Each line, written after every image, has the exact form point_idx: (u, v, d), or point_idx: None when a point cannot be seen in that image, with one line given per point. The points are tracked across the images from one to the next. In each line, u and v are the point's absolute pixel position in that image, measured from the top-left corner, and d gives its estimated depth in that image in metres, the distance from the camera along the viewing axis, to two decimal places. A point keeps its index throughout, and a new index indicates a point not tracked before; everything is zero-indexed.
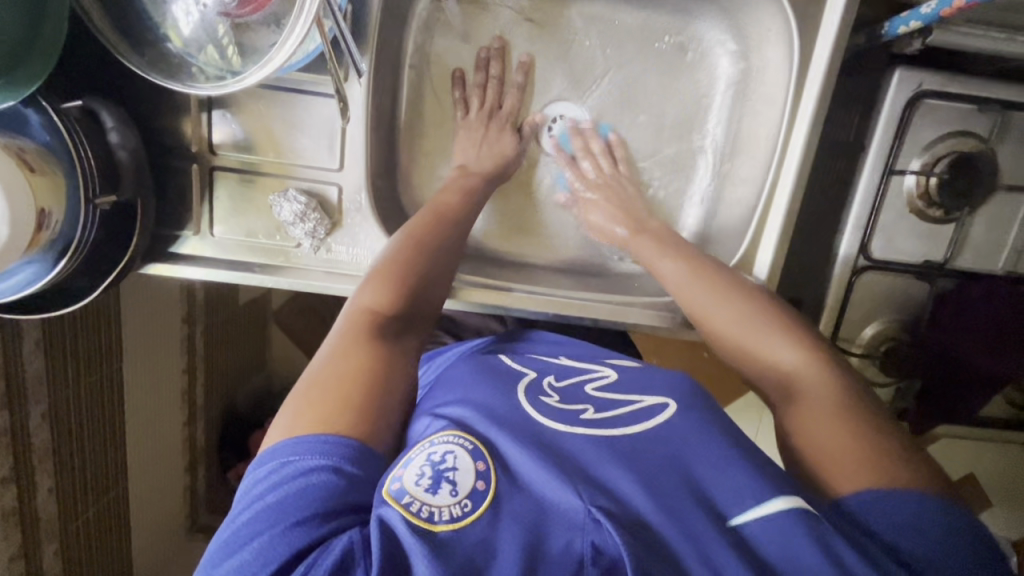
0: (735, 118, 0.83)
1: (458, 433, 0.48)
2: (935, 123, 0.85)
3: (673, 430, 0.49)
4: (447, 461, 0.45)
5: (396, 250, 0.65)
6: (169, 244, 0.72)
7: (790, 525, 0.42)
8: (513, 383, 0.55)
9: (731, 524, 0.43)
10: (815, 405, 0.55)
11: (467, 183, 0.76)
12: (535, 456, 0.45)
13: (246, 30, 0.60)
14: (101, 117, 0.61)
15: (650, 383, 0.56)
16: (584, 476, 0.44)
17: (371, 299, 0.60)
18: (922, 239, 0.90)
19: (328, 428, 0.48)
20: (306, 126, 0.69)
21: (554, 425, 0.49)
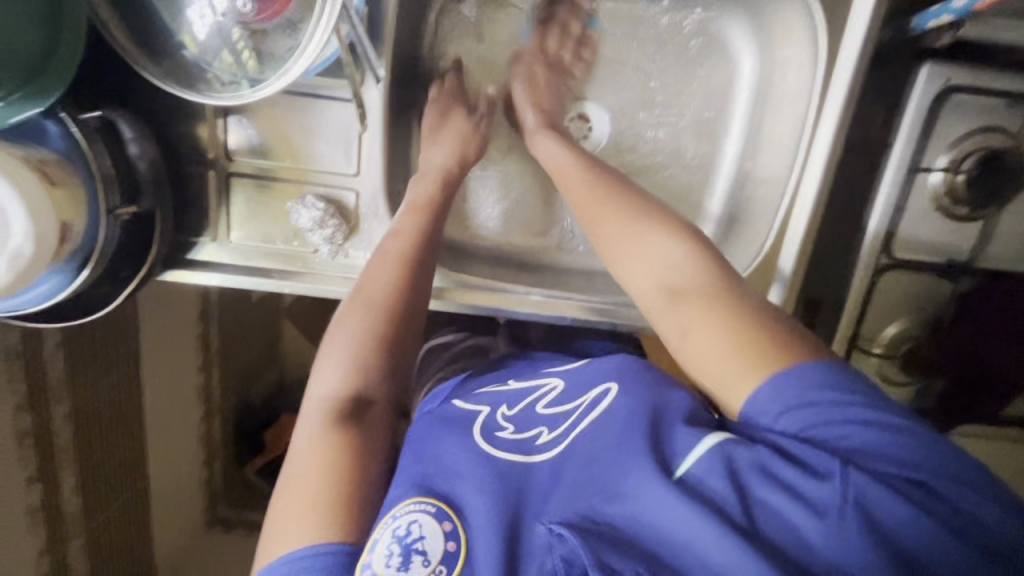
0: (756, 116, 0.81)
1: (421, 497, 0.49)
2: (963, 118, 0.83)
3: (611, 418, 0.51)
4: (412, 531, 0.46)
5: (350, 316, 0.64)
6: (186, 250, 0.72)
7: (712, 458, 0.45)
8: (468, 425, 0.58)
9: (675, 474, 0.44)
10: (700, 305, 0.54)
11: (429, 196, 0.72)
12: (494, 499, 0.47)
13: (263, 36, 0.59)
14: (121, 130, 0.60)
15: (589, 381, 0.59)
16: (547, 506, 0.46)
17: (330, 389, 0.59)
18: (946, 237, 0.88)
19: (310, 539, 0.49)
20: (322, 131, 0.69)
21: (511, 459, 0.52)
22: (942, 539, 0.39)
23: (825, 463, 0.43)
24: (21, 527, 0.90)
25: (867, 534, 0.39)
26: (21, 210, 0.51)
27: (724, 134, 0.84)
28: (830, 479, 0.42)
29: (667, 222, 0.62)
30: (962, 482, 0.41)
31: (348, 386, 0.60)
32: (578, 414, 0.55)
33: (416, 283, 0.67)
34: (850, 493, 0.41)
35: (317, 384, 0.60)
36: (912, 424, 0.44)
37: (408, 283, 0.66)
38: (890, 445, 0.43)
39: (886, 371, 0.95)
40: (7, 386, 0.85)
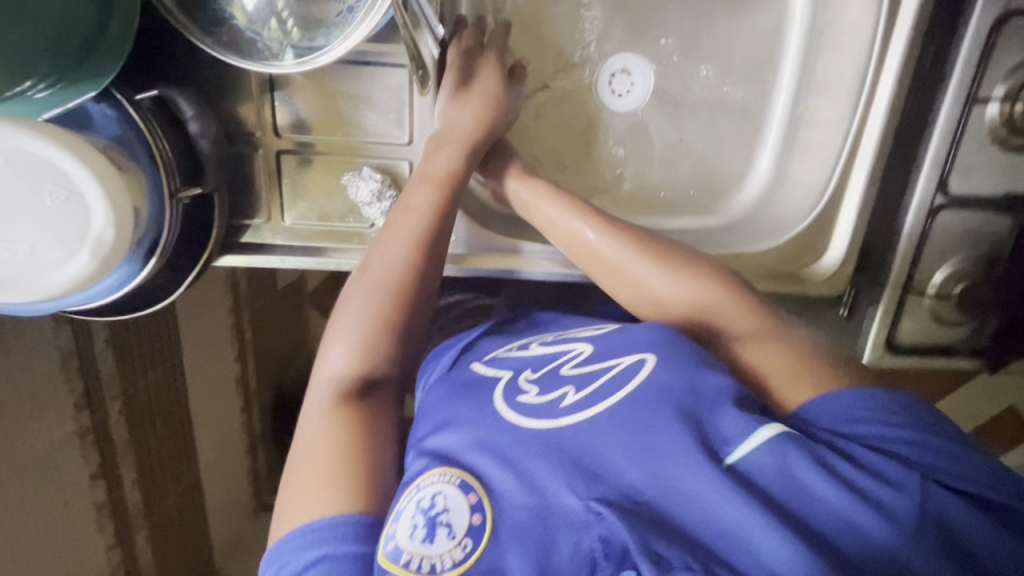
0: (809, 55, 0.78)
1: (445, 468, 0.46)
2: (1021, 45, 0.80)
3: (652, 384, 0.47)
4: (437, 504, 0.44)
5: (358, 294, 0.60)
6: (239, 234, 0.71)
7: (778, 453, 0.41)
8: (489, 392, 0.52)
9: (727, 462, 0.41)
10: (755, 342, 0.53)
11: (442, 166, 0.64)
12: (523, 477, 0.44)
13: (313, 2, 0.57)
14: (179, 107, 0.59)
15: (624, 343, 0.53)
16: (572, 476, 0.43)
17: (336, 367, 0.56)
18: (1002, 170, 0.86)
19: (320, 513, 0.47)
20: (373, 100, 0.66)
21: (537, 426, 0.47)
22: (1005, 543, 0.39)
23: (901, 473, 0.40)
24: (89, 522, 0.92)
25: (942, 546, 0.38)
26: (98, 194, 0.49)
27: (775, 78, 0.81)
28: (904, 488, 0.40)
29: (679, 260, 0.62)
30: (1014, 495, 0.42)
31: (359, 368, 0.56)
32: (608, 375, 0.50)
33: (431, 260, 0.62)
34: (928, 506, 0.39)
35: (327, 360, 0.57)
36: (958, 440, 0.44)
37: (422, 260, 0.62)
38: (939, 454, 0.42)
39: (941, 312, 0.94)
40: (65, 385, 0.85)
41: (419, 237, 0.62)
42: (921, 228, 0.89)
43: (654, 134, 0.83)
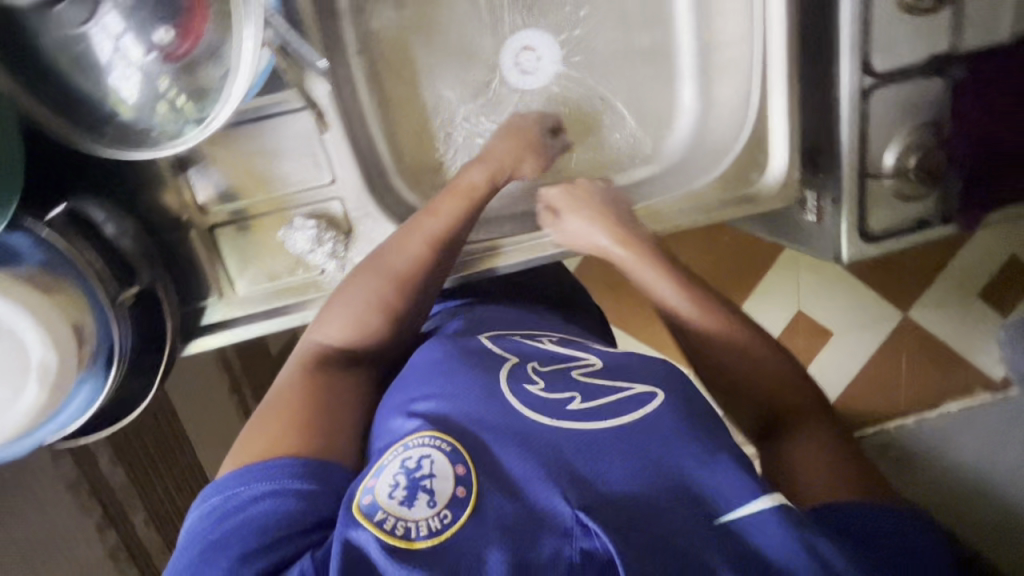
0: None
1: (434, 432, 0.49)
2: None
3: (660, 419, 0.50)
4: (423, 467, 0.46)
5: (360, 281, 0.66)
6: (199, 318, 0.70)
7: (770, 521, 0.44)
8: (494, 371, 0.56)
9: (721, 519, 0.45)
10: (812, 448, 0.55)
11: (469, 187, 0.71)
12: (523, 458, 0.47)
13: (193, 72, 0.56)
14: (91, 215, 0.59)
15: (638, 371, 0.57)
16: (564, 480, 0.45)
17: (326, 336, 0.64)
18: (919, 36, 0.86)
19: (280, 452, 0.52)
20: (283, 151, 0.66)
21: (539, 420, 0.50)
22: None
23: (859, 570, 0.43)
24: None
25: None
26: (31, 325, 0.49)
27: (673, 13, 0.82)
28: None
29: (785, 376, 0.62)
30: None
31: (349, 339, 0.64)
32: (619, 394, 0.53)
33: (440, 258, 0.68)
34: None
35: (320, 329, 0.64)
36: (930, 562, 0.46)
37: (432, 256, 0.68)
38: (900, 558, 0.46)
39: (903, 189, 0.94)
40: (82, 512, 0.85)
41: (432, 237, 0.68)
42: (858, 115, 0.89)
43: (574, 101, 0.83)
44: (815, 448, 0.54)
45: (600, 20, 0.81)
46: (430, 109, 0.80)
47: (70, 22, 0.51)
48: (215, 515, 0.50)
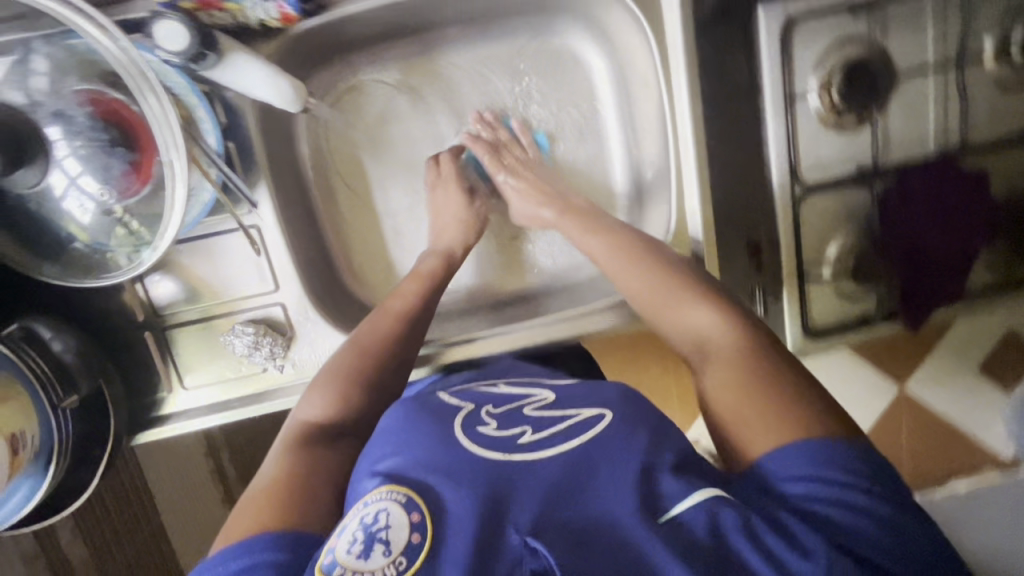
0: (627, 104, 0.86)
1: (393, 486, 0.49)
2: (815, 42, 0.87)
3: (602, 438, 0.52)
4: (379, 520, 0.46)
5: (342, 354, 0.69)
6: (147, 411, 0.75)
7: (705, 509, 0.46)
8: (447, 419, 0.58)
9: (664, 516, 0.46)
10: (734, 373, 0.56)
11: (425, 268, 0.78)
12: (467, 498, 0.47)
13: (140, 202, 0.61)
14: (39, 332, 0.65)
15: (586, 396, 0.59)
16: (516, 507, 0.46)
17: (308, 414, 0.64)
18: (846, 148, 0.91)
19: (254, 528, 0.51)
20: (232, 262, 0.73)
21: (489, 455, 0.52)
22: None
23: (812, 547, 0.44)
24: None
25: None
26: None
27: (605, 130, 0.88)
28: (814, 556, 0.44)
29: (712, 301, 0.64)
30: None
31: (332, 415, 0.65)
32: (567, 422, 0.55)
33: (407, 334, 0.72)
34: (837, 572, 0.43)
35: (301, 410, 0.66)
36: (895, 507, 0.47)
37: (398, 330, 0.72)
38: (857, 514, 0.46)
39: (843, 288, 0.96)
40: None
41: (401, 313, 0.73)
42: (792, 219, 0.93)
43: None
44: (733, 395, 0.55)
45: (540, 135, 0.87)
46: (381, 215, 0.86)
47: (25, 182, 0.58)
48: None
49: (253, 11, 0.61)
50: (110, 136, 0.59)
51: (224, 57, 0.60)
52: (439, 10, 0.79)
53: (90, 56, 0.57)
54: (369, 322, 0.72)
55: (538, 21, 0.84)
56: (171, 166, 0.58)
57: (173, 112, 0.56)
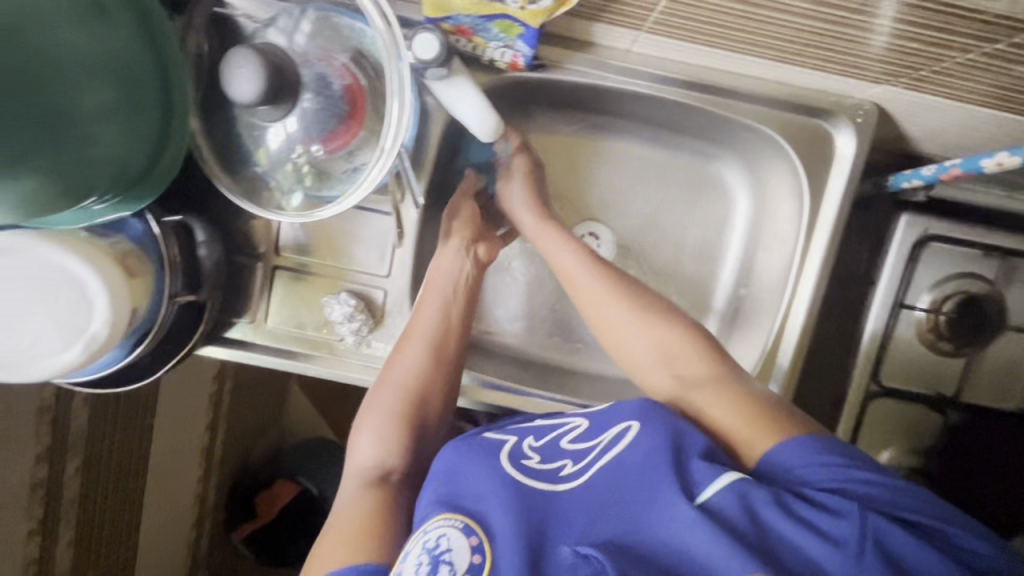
0: (750, 248, 0.89)
1: (451, 513, 0.57)
2: (942, 264, 0.91)
3: (637, 450, 0.58)
4: (441, 544, 0.54)
5: (384, 392, 0.73)
6: (225, 329, 0.79)
7: (734, 492, 0.52)
8: (496, 449, 0.64)
9: (698, 501, 0.52)
10: (714, 393, 0.65)
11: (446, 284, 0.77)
12: (516, 521, 0.53)
13: (325, 158, 0.68)
14: (195, 232, 0.70)
15: (611, 418, 0.64)
16: (563, 526, 0.53)
17: (363, 458, 0.69)
18: (933, 370, 0.93)
19: (344, 561, 0.57)
20: (361, 237, 0.78)
21: (536, 484, 0.58)
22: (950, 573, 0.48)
23: (840, 529, 0.49)
24: None
25: (885, 562, 0.47)
26: (105, 298, 0.54)
27: (721, 261, 0.92)
28: (848, 516, 0.50)
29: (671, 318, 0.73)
30: (957, 526, 0.51)
31: (387, 455, 0.69)
32: (601, 445, 0.61)
33: (438, 366, 0.74)
34: (870, 530, 0.49)
35: (358, 453, 0.70)
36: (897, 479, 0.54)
37: (431, 367, 0.74)
38: (876, 491, 0.53)
39: None
40: (34, 439, 0.94)
41: (429, 345, 0.74)
42: (857, 411, 0.95)
43: None
44: (723, 408, 0.63)
45: (644, 201, 0.92)
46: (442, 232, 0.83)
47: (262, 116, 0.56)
48: None
49: (492, 51, 0.68)
50: (338, 107, 0.66)
51: (451, 74, 0.67)
52: (622, 106, 0.83)
53: (356, 35, 0.66)
54: (398, 355, 0.74)
55: (705, 146, 0.88)
56: (382, 152, 0.64)
57: (407, 95, 0.62)
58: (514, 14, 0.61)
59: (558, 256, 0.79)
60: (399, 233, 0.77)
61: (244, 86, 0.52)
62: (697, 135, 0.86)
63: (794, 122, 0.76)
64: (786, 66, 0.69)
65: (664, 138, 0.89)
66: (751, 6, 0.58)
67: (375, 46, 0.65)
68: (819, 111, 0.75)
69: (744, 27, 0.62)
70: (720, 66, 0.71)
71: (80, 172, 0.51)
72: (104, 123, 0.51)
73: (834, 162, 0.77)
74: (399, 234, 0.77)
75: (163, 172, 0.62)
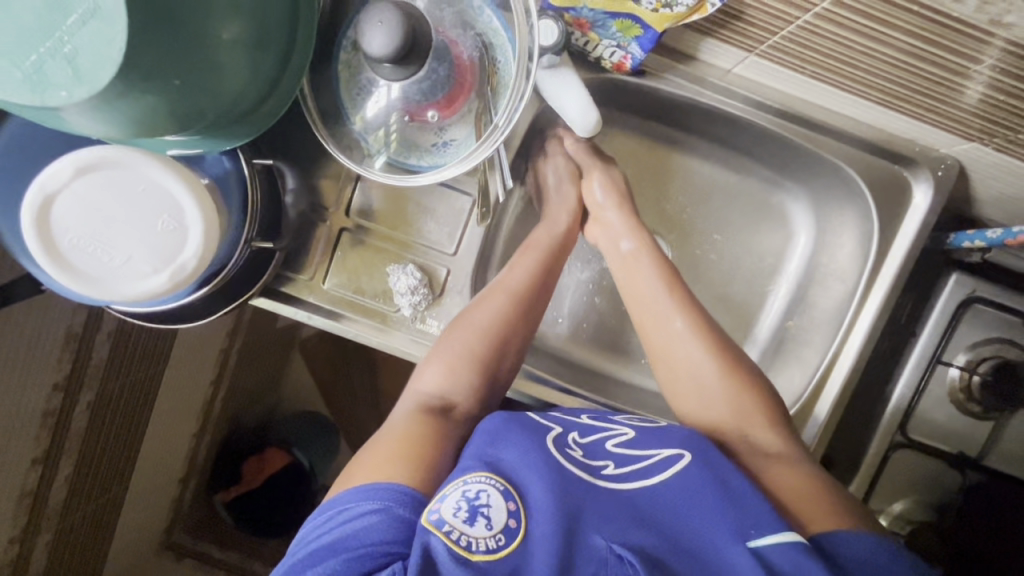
0: (803, 283, 0.90)
1: (490, 472, 0.54)
2: (982, 327, 0.92)
3: (691, 476, 0.57)
4: (481, 498, 0.51)
5: (461, 330, 0.73)
6: (279, 283, 0.77)
7: (795, 554, 0.51)
8: (543, 432, 0.60)
9: (750, 543, 0.52)
10: (790, 470, 0.63)
11: (544, 250, 0.80)
12: (556, 503, 0.52)
13: (416, 128, 0.68)
14: (286, 177, 0.73)
15: (661, 437, 0.63)
16: (602, 520, 0.52)
17: (433, 381, 0.69)
18: (959, 429, 0.95)
19: (385, 477, 0.56)
20: (434, 213, 0.78)
21: (578, 474, 0.56)
22: None
23: None
24: (8, 509, 0.94)
25: None
26: (199, 234, 0.52)
27: (772, 293, 0.92)
28: None
29: (743, 370, 0.72)
30: None
31: (452, 388, 0.69)
32: (648, 460, 0.60)
33: (517, 324, 0.75)
34: None
35: (422, 378, 0.70)
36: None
37: (514, 322, 0.74)
38: None
39: None
40: (54, 364, 0.93)
41: (515, 301, 0.75)
42: (880, 459, 0.96)
43: None
44: (796, 479, 0.62)
45: (709, 220, 0.92)
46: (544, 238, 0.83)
47: (383, 74, 0.56)
48: (329, 516, 0.55)
49: (602, 48, 0.69)
50: (445, 74, 0.64)
51: (560, 65, 0.68)
52: (703, 124, 0.84)
53: (474, 12, 0.65)
54: (483, 306, 0.74)
55: (776, 175, 0.89)
56: (495, 129, 0.67)
57: (523, 100, 0.66)
58: (642, 16, 0.63)
59: (637, 274, 0.78)
60: (479, 213, 0.78)
61: (378, 41, 0.52)
62: (770, 164, 0.88)
63: (878, 168, 0.77)
64: (887, 109, 0.70)
65: (734, 162, 0.90)
66: (873, 45, 0.59)
67: (495, 31, 0.65)
68: (906, 160, 0.76)
69: (858, 65, 0.63)
70: (818, 100, 0.73)
71: (197, 98, 0.50)
72: (232, 54, 0.50)
73: (906, 211, 0.79)
74: (479, 215, 0.78)
75: (265, 115, 0.60)
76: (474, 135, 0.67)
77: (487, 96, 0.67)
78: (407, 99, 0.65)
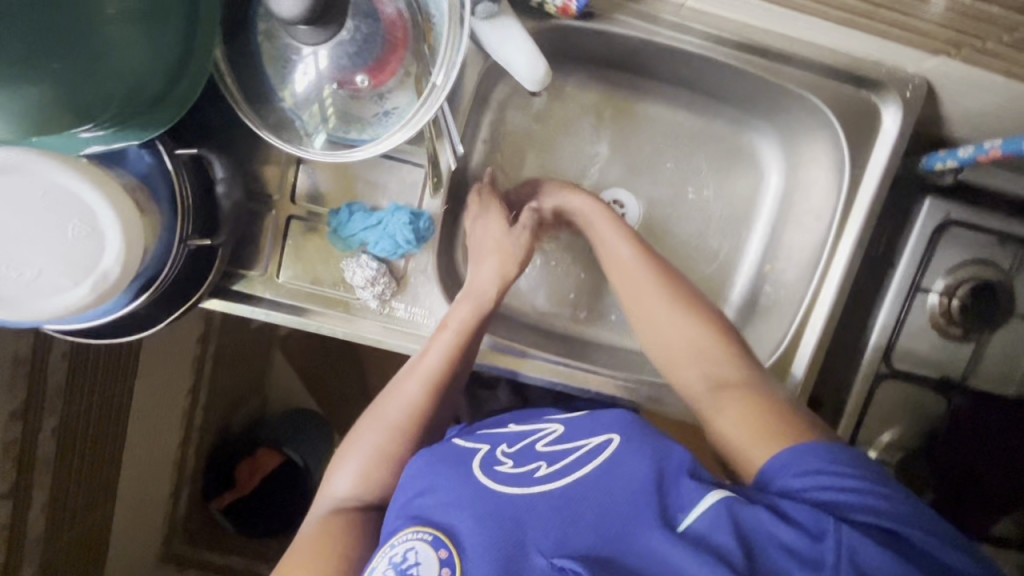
0: (778, 222, 0.88)
1: (418, 526, 0.49)
2: (957, 250, 0.91)
3: (617, 460, 0.52)
4: (409, 558, 0.47)
5: (371, 430, 0.67)
6: (232, 281, 0.72)
7: (722, 515, 0.47)
8: (467, 458, 0.55)
9: (677, 529, 0.47)
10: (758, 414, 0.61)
11: (458, 320, 0.71)
12: (491, 534, 0.46)
13: (352, 97, 0.62)
14: (214, 167, 0.64)
15: (594, 423, 0.58)
16: (542, 533, 0.46)
17: (344, 493, 0.64)
18: (943, 355, 0.94)
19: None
20: (386, 188, 0.73)
21: (511, 491, 0.50)
22: None
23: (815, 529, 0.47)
24: None
25: None
26: (116, 241, 0.47)
27: (748, 236, 0.90)
28: (826, 537, 0.46)
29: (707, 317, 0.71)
30: (941, 539, 0.48)
31: (365, 490, 0.64)
32: (579, 450, 0.55)
33: (437, 407, 0.69)
34: (847, 550, 0.45)
35: (333, 484, 0.65)
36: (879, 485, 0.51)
37: (430, 406, 0.69)
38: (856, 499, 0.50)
39: None
40: (8, 392, 0.87)
41: (432, 384, 0.69)
42: (868, 392, 0.95)
43: None
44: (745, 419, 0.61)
45: (676, 168, 0.89)
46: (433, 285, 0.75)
47: (300, 37, 0.51)
48: None
49: None
50: (378, 37, 0.60)
51: (500, 13, 0.63)
52: (661, 66, 0.80)
53: None
54: (398, 393, 0.69)
55: (740, 115, 0.86)
56: (435, 90, 0.61)
57: (459, 53, 0.59)
58: None
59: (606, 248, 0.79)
60: (433, 181, 0.73)
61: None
62: (734, 102, 0.84)
63: (845, 98, 0.75)
64: (848, 28, 0.66)
65: (699, 107, 0.86)
66: None
67: None
68: (871, 83, 0.74)
69: None
70: (772, 25, 0.69)
71: (99, 82, 0.45)
72: (117, 24, 0.44)
73: (877, 135, 0.76)
74: (433, 183, 0.73)
75: (178, 99, 0.54)
76: (415, 98, 0.62)
77: (425, 56, 0.62)
78: (342, 66, 0.60)
